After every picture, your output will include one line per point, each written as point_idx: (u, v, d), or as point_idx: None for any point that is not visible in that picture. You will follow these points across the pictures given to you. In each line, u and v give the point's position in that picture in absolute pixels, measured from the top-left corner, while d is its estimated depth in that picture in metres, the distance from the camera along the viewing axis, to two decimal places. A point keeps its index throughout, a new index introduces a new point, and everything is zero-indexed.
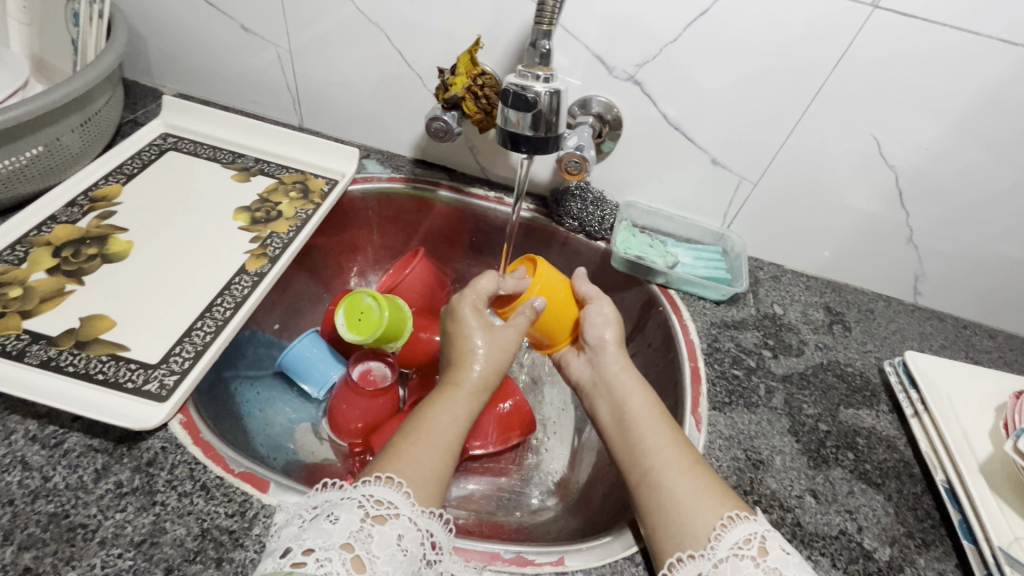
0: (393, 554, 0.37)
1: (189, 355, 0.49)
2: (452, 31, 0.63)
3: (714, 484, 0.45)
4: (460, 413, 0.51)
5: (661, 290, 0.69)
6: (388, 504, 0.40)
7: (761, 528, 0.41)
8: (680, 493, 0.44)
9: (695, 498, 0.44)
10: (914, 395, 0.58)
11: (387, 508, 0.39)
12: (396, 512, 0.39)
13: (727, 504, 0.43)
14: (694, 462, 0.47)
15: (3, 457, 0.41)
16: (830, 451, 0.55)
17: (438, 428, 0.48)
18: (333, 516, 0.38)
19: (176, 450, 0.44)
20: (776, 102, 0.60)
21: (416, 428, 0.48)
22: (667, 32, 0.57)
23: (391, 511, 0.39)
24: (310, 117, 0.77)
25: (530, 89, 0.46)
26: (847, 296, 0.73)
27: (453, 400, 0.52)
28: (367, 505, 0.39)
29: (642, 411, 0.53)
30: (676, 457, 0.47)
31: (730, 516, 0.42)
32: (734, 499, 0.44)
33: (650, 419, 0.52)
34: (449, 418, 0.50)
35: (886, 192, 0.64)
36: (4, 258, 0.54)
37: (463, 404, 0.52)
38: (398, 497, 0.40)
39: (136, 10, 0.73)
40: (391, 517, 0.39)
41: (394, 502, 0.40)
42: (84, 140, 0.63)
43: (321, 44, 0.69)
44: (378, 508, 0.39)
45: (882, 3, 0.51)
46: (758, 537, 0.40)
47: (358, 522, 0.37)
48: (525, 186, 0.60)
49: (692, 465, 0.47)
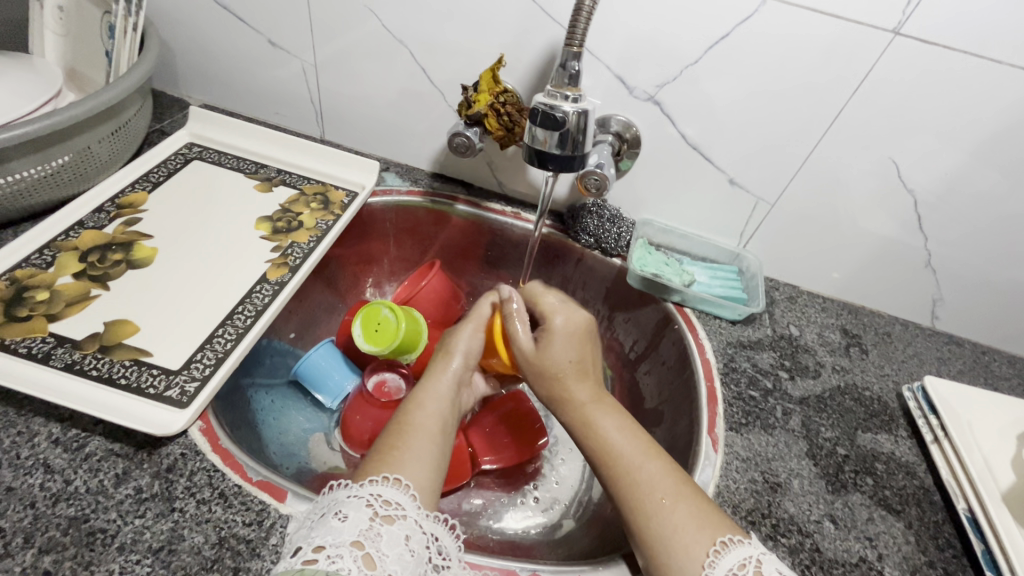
0: (401, 553, 0.37)
1: (211, 362, 0.50)
2: (476, 49, 0.64)
3: (699, 514, 0.43)
4: (437, 402, 0.52)
5: (677, 308, 0.69)
6: (395, 504, 0.40)
7: (757, 553, 0.40)
8: (664, 527, 0.42)
9: (675, 531, 0.42)
10: (934, 421, 0.58)
11: (395, 508, 0.39)
12: (403, 514, 0.39)
13: (717, 533, 0.41)
14: (670, 498, 0.44)
15: (26, 459, 0.42)
16: (849, 476, 0.54)
17: (421, 422, 0.48)
18: (341, 513, 0.38)
19: (196, 456, 0.45)
20: (795, 125, 0.60)
21: (400, 426, 0.48)
22: (688, 54, 0.58)
23: (399, 512, 0.39)
24: (331, 129, 0.79)
25: (558, 108, 0.47)
26: (864, 319, 0.73)
27: (436, 390, 0.53)
28: (376, 504, 0.39)
29: (617, 438, 0.49)
30: (652, 491, 0.44)
31: (723, 542, 0.41)
32: (728, 527, 0.42)
33: (628, 449, 0.48)
34: (431, 412, 0.50)
35: (905, 215, 0.64)
36: (32, 262, 0.55)
37: (445, 396, 0.53)
38: (405, 498, 0.40)
39: (167, 23, 0.75)
40: (399, 517, 0.39)
41: (401, 503, 0.40)
42: (113, 148, 0.64)
43: (346, 59, 0.70)
44: (386, 507, 0.39)
45: (903, 30, 0.52)
46: (754, 561, 0.39)
47: (367, 521, 0.38)
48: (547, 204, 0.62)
49: (667, 500, 0.43)
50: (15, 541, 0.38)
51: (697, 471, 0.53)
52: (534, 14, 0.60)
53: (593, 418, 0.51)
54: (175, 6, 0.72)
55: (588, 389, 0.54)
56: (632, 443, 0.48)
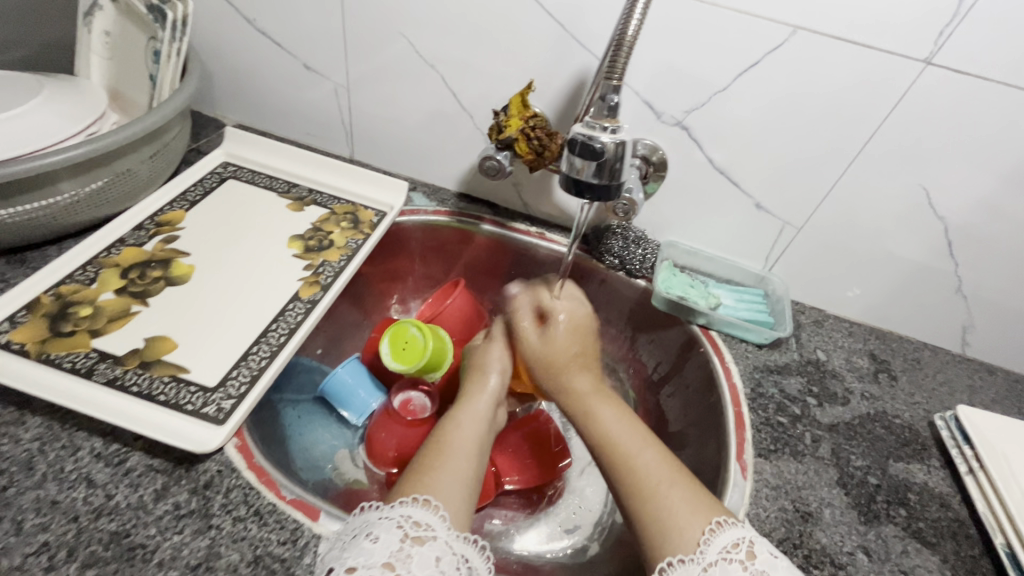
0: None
1: (246, 379, 0.51)
2: (506, 75, 0.66)
3: (695, 501, 0.43)
4: (473, 424, 0.53)
5: (702, 330, 0.69)
6: (425, 526, 0.39)
7: (750, 534, 0.41)
8: (661, 510, 0.43)
9: (671, 515, 0.42)
10: (968, 452, 0.57)
11: (426, 529, 0.39)
12: (433, 535, 0.39)
13: (711, 515, 0.42)
14: (665, 482, 0.45)
15: (70, 473, 0.43)
16: (881, 507, 0.54)
17: (457, 441, 0.49)
18: (372, 535, 0.38)
19: (231, 473, 0.45)
20: (824, 151, 0.60)
21: (435, 444, 0.49)
22: (718, 81, 0.59)
23: (429, 533, 0.39)
24: (361, 150, 0.81)
25: (597, 139, 0.48)
26: (892, 344, 0.72)
27: (472, 412, 0.54)
28: (406, 526, 0.39)
29: (615, 424, 0.50)
30: (648, 477, 0.45)
31: (717, 522, 0.41)
32: (719, 510, 0.43)
33: (625, 436, 0.49)
34: (466, 434, 0.51)
35: (934, 241, 0.64)
36: (76, 278, 0.57)
37: (482, 418, 0.54)
38: (435, 519, 0.40)
39: (206, 47, 0.77)
40: (429, 538, 0.39)
41: (432, 524, 0.40)
42: (154, 168, 0.66)
43: (378, 82, 0.72)
44: (416, 529, 0.39)
45: (935, 59, 0.52)
46: (746, 541, 0.40)
47: (398, 543, 0.38)
48: (581, 228, 0.62)
49: (664, 485, 0.44)
50: (59, 555, 0.39)
51: (727, 496, 0.53)
52: (564, 42, 0.61)
53: (591, 407, 0.53)
54: (215, 30, 0.75)
55: (586, 378, 0.56)
56: (630, 428, 0.50)
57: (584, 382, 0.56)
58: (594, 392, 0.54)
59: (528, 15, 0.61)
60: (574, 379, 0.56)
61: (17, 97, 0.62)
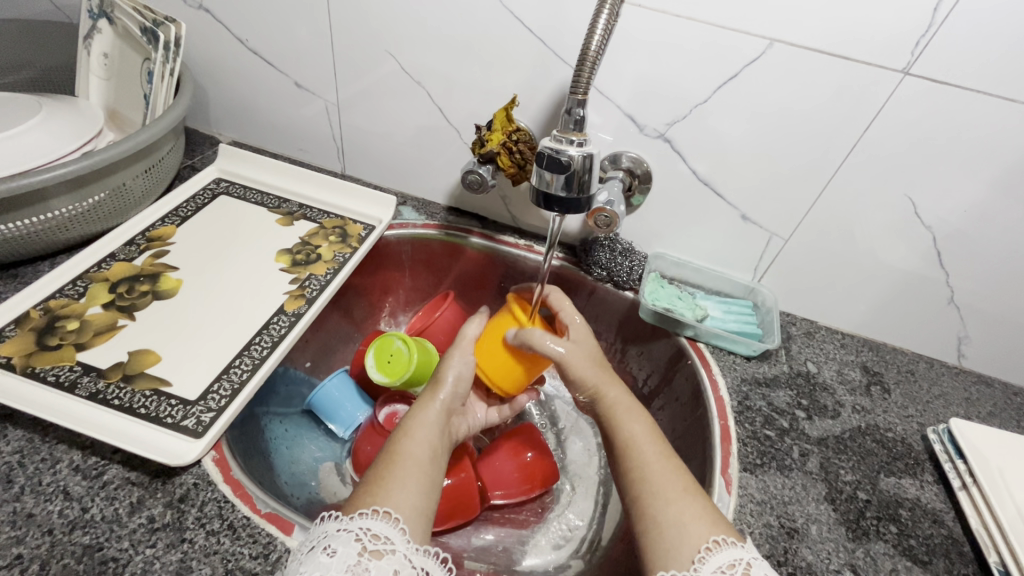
0: None
1: (226, 393, 0.51)
2: (490, 91, 0.67)
3: (705, 512, 0.43)
4: (429, 431, 0.50)
5: (690, 342, 0.68)
6: (384, 538, 0.39)
7: (748, 556, 0.40)
8: (676, 520, 0.42)
9: (679, 524, 0.42)
10: (962, 467, 0.56)
11: (384, 543, 0.39)
12: (391, 548, 0.39)
13: (711, 531, 0.42)
14: (689, 490, 0.45)
15: (47, 485, 0.43)
16: (871, 523, 0.52)
17: (414, 451, 0.47)
18: (330, 548, 0.38)
19: (208, 487, 0.45)
20: (807, 162, 0.60)
21: (395, 454, 0.47)
22: (697, 94, 0.59)
23: (387, 546, 0.39)
24: (352, 164, 0.82)
25: (563, 152, 0.48)
26: (886, 356, 0.71)
27: (427, 416, 0.52)
28: (364, 539, 0.39)
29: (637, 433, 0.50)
30: (670, 484, 0.45)
31: (715, 541, 0.41)
32: (723, 526, 0.42)
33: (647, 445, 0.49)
34: (419, 439, 0.49)
35: (923, 251, 0.63)
36: (65, 293, 0.58)
37: (434, 423, 0.51)
38: (393, 531, 0.40)
39: (202, 66, 0.79)
40: (387, 552, 0.39)
41: (391, 537, 0.40)
42: (146, 184, 0.68)
43: (367, 97, 0.73)
44: (374, 542, 0.39)
45: (912, 70, 0.52)
46: (744, 563, 0.40)
47: (355, 556, 0.38)
48: (555, 237, 0.61)
49: (687, 492, 0.45)
50: (32, 568, 0.39)
51: None
52: (546, 57, 0.62)
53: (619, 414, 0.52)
54: (210, 50, 0.77)
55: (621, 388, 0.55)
56: (653, 441, 0.49)
57: (620, 395, 0.53)
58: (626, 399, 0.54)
59: (510, 32, 0.62)
60: (612, 391, 0.54)
61: (15, 117, 0.64)
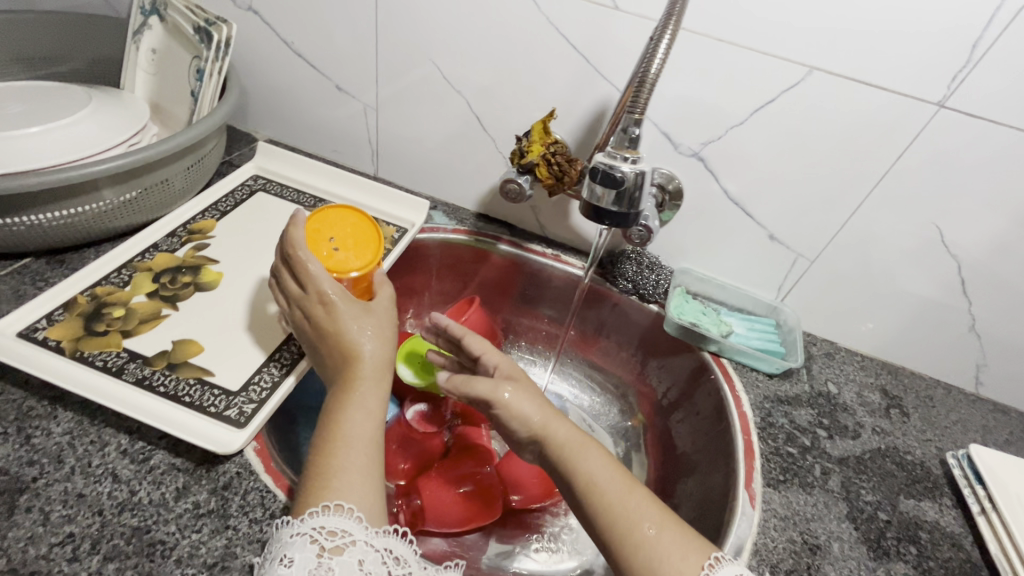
0: None
1: (267, 385, 0.52)
2: (529, 103, 0.68)
3: (683, 542, 0.43)
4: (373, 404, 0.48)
5: (714, 358, 0.69)
6: (341, 533, 0.40)
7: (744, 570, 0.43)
8: (656, 559, 0.42)
9: (666, 564, 0.42)
10: (981, 492, 0.56)
11: (341, 536, 0.40)
12: (351, 540, 0.40)
13: (703, 555, 0.43)
14: (656, 526, 0.44)
15: (97, 467, 0.45)
16: (892, 544, 0.53)
17: (355, 432, 0.46)
18: (287, 558, 0.39)
19: (250, 476, 0.47)
20: (838, 186, 0.62)
21: (334, 436, 0.45)
22: (734, 116, 0.60)
23: (346, 540, 0.40)
24: (386, 167, 0.84)
25: (618, 168, 0.50)
26: (904, 380, 0.72)
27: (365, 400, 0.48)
28: (320, 538, 0.40)
29: (599, 474, 0.47)
30: (639, 522, 0.44)
31: (716, 558, 0.43)
32: (700, 544, 0.44)
33: (610, 487, 0.46)
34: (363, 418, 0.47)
35: (946, 279, 0.64)
36: (110, 281, 0.59)
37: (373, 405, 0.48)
38: (350, 523, 0.40)
39: (245, 66, 0.81)
40: (347, 545, 0.40)
41: (348, 529, 0.40)
42: (188, 179, 0.69)
43: (405, 103, 0.75)
44: (332, 539, 0.40)
45: (948, 103, 0.54)
46: None
47: (315, 559, 0.39)
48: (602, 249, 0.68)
49: (656, 529, 0.43)
50: (83, 547, 0.40)
51: (734, 525, 0.53)
52: (586, 72, 0.64)
53: (575, 459, 0.48)
54: (254, 50, 0.79)
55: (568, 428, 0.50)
56: (617, 481, 0.46)
57: (569, 433, 0.50)
58: (577, 441, 0.49)
59: (553, 47, 0.63)
60: (559, 430, 0.50)
61: (67, 107, 0.65)
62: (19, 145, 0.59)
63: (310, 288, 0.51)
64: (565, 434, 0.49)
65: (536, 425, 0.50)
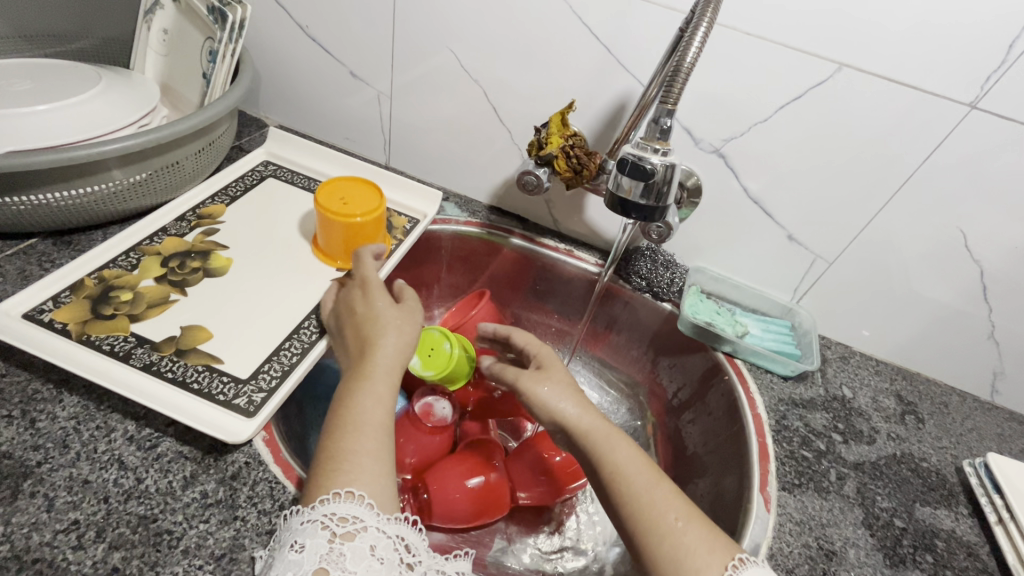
0: (369, 565, 0.37)
1: (277, 374, 0.51)
2: (548, 93, 0.67)
3: (709, 538, 0.42)
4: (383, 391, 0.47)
5: (727, 358, 0.68)
6: (352, 519, 0.39)
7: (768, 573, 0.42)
8: (684, 550, 0.41)
9: (693, 554, 0.41)
10: (999, 501, 0.56)
11: (352, 523, 0.39)
12: (362, 526, 0.39)
13: (729, 555, 0.42)
14: (683, 519, 0.43)
15: (103, 453, 0.44)
16: (908, 551, 0.52)
17: (366, 418, 0.45)
18: (298, 544, 0.38)
19: (259, 466, 0.46)
20: (861, 188, 0.61)
21: (346, 419, 0.45)
22: (759, 112, 0.59)
23: (357, 526, 0.39)
24: (398, 157, 0.82)
25: (647, 160, 0.49)
26: (920, 386, 0.71)
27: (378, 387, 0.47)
28: (331, 525, 0.38)
29: (627, 462, 0.47)
30: (664, 513, 0.43)
31: (740, 559, 0.42)
32: (728, 546, 0.42)
33: (635, 476, 0.46)
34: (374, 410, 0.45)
35: (968, 285, 0.63)
36: (118, 264, 0.58)
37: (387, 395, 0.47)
38: (361, 510, 0.39)
39: (258, 50, 0.80)
40: (358, 531, 0.39)
41: (359, 516, 0.39)
42: (199, 163, 0.68)
43: (420, 92, 0.74)
44: (343, 525, 0.38)
45: (980, 104, 0.52)
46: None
47: (326, 545, 0.38)
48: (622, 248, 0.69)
49: (682, 521, 0.43)
50: (88, 535, 0.39)
51: (749, 528, 0.52)
52: (608, 64, 0.62)
53: (604, 448, 0.48)
54: (268, 34, 0.78)
55: (597, 418, 0.51)
56: (643, 470, 0.47)
57: (597, 423, 0.51)
58: (604, 431, 0.50)
59: (575, 37, 0.62)
60: (588, 421, 0.51)
61: (77, 86, 0.64)
62: (28, 123, 0.58)
63: (359, 276, 0.58)
64: (593, 422, 0.51)
65: (565, 416, 0.51)
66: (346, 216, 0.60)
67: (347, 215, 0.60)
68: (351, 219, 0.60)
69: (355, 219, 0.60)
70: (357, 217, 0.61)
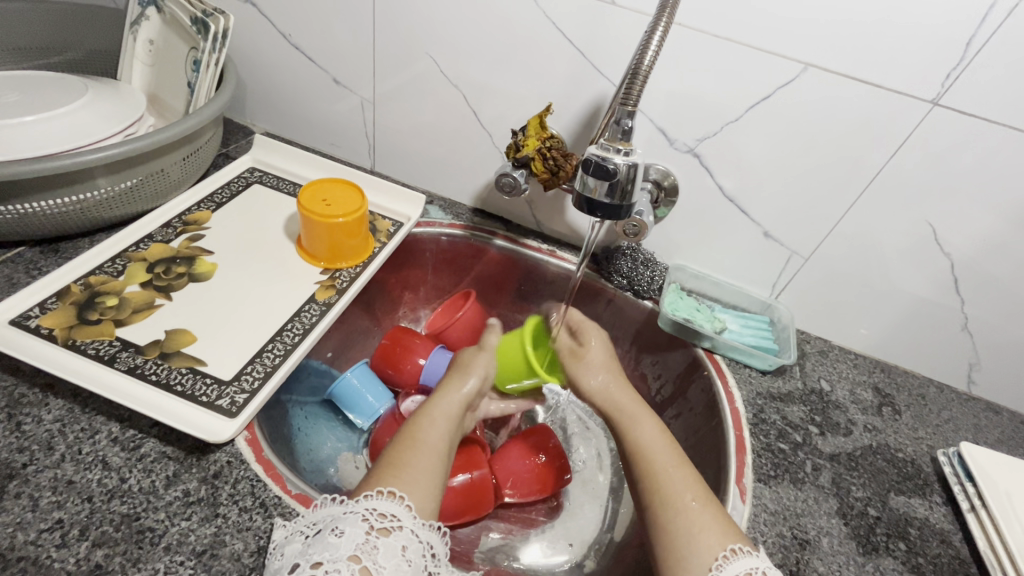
0: (398, 565, 0.38)
1: (260, 375, 0.52)
2: (526, 97, 0.68)
3: (721, 524, 0.46)
4: (444, 417, 0.54)
5: (707, 354, 0.70)
6: (391, 517, 0.41)
7: (763, 565, 0.43)
8: (692, 527, 0.45)
9: (696, 534, 0.45)
10: (971, 489, 0.57)
11: (391, 520, 0.40)
12: (399, 524, 0.40)
13: (727, 541, 0.44)
14: (699, 500, 0.47)
15: (87, 454, 0.45)
16: (881, 539, 0.54)
17: (429, 437, 0.50)
18: (338, 529, 0.39)
19: (240, 465, 0.47)
20: (831, 185, 0.62)
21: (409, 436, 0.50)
22: (730, 112, 0.61)
23: (394, 524, 0.40)
24: (383, 161, 0.84)
25: (610, 160, 0.50)
26: (897, 378, 0.72)
27: (443, 407, 0.55)
28: (371, 518, 0.40)
29: (652, 441, 0.53)
30: (683, 494, 0.48)
31: (731, 550, 0.43)
32: (735, 536, 0.45)
33: (657, 452, 0.52)
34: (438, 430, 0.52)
35: (940, 279, 0.64)
36: (104, 270, 0.59)
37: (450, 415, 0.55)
38: (400, 509, 0.41)
39: (242, 58, 0.81)
40: (394, 529, 0.40)
41: (398, 515, 0.41)
42: (185, 170, 0.69)
43: (402, 98, 0.75)
44: (382, 521, 0.40)
45: (942, 100, 0.54)
46: (759, 571, 0.42)
47: (363, 535, 0.39)
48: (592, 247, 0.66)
49: (698, 503, 0.47)
50: (72, 533, 0.40)
51: None
52: (582, 68, 0.64)
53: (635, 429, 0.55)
54: (252, 42, 0.79)
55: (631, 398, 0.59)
56: (668, 451, 0.52)
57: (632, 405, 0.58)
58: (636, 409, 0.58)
59: (550, 42, 0.63)
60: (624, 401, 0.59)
61: (63, 96, 0.65)
62: (14, 134, 0.59)
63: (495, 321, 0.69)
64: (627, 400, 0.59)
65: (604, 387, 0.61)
66: (326, 216, 0.61)
67: (327, 215, 0.61)
68: (331, 220, 0.61)
69: (336, 220, 0.62)
70: (338, 218, 0.62)
